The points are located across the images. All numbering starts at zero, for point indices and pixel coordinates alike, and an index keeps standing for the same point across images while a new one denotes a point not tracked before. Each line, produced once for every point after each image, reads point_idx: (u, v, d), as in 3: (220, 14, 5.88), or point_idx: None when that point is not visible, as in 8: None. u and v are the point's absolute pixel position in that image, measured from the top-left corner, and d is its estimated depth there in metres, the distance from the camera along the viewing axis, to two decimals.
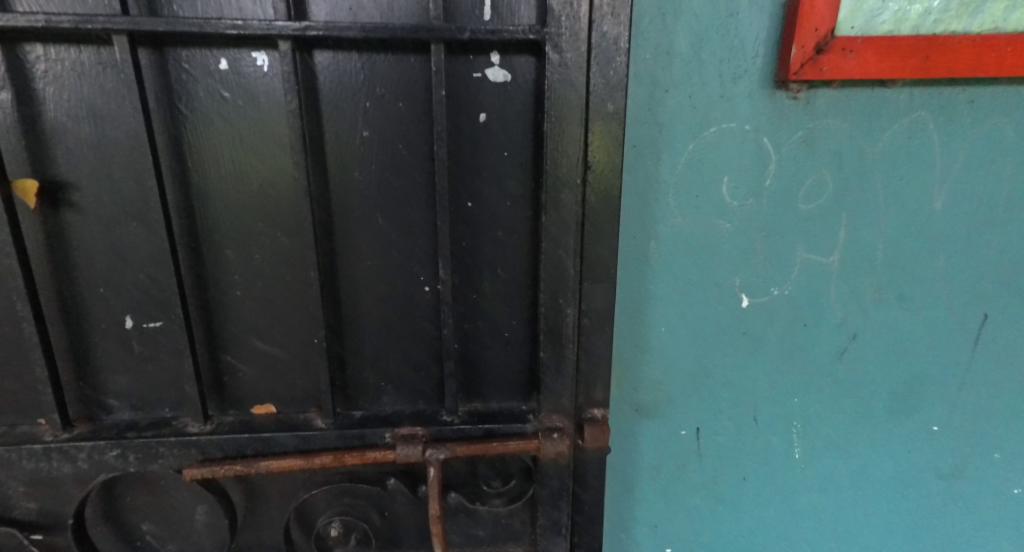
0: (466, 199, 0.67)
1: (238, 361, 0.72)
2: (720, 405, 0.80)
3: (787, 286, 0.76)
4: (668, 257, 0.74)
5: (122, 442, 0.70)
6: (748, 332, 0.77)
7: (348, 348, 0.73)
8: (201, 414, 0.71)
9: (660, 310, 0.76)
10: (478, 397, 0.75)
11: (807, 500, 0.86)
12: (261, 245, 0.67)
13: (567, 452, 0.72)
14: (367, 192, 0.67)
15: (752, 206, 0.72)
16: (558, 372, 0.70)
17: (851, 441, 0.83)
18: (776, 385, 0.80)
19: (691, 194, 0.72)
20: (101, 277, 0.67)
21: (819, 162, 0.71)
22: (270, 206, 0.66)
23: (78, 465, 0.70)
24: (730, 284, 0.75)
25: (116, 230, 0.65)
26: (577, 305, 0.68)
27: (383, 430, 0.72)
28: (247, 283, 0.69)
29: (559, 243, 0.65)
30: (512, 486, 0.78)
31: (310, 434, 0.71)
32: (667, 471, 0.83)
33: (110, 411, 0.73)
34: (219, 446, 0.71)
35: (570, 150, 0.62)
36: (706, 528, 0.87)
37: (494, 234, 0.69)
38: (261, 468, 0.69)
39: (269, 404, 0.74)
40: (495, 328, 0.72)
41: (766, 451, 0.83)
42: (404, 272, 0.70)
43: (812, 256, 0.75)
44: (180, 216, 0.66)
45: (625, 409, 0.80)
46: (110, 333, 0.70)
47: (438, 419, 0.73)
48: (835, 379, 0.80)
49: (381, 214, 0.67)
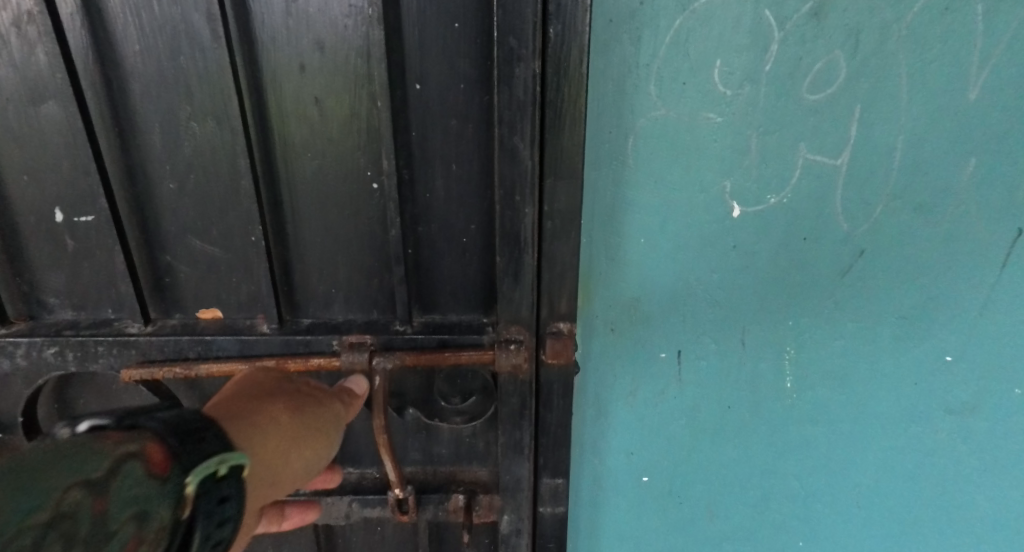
0: (413, 81, 0.59)
1: (177, 261, 0.68)
2: (704, 326, 0.73)
3: (786, 193, 0.66)
4: (647, 156, 0.65)
5: (59, 340, 0.67)
6: (739, 245, 0.69)
7: (292, 250, 0.67)
8: (141, 315, 0.68)
9: (638, 218, 0.67)
10: (436, 308, 0.71)
11: (796, 432, 0.79)
12: (188, 132, 0.61)
13: (525, 367, 0.67)
14: (300, 71, 0.59)
15: (748, 96, 0.62)
16: (515, 280, 0.65)
17: (850, 370, 0.75)
18: (768, 306, 0.72)
19: (676, 81, 0.62)
20: (24, 164, 0.62)
21: (831, 40, 0.60)
22: (193, 86, 0.59)
23: (17, 362, 0.68)
24: (719, 189, 0.66)
25: (32, 111, 0.60)
26: (536, 205, 0.62)
27: (330, 337, 0.67)
28: (178, 174, 0.63)
29: (517, 131, 0.59)
30: (473, 405, 0.72)
31: (252, 339, 0.67)
32: (644, 396, 0.77)
33: (52, 311, 0.70)
34: (158, 348, 0.67)
35: (524, 17, 0.54)
36: (685, 458, 0.82)
37: (446, 123, 0.61)
38: (200, 371, 0.66)
39: (214, 308, 0.70)
40: (452, 232, 0.66)
41: (753, 377, 0.76)
42: (347, 166, 0.63)
43: (816, 157, 0.65)
44: (97, 94, 0.59)
45: (599, 328, 0.73)
46: (41, 227, 0.65)
47: (391, 328, 0.69)
48: (836, 302, 0.72)
49: (318, 97, 0.60)
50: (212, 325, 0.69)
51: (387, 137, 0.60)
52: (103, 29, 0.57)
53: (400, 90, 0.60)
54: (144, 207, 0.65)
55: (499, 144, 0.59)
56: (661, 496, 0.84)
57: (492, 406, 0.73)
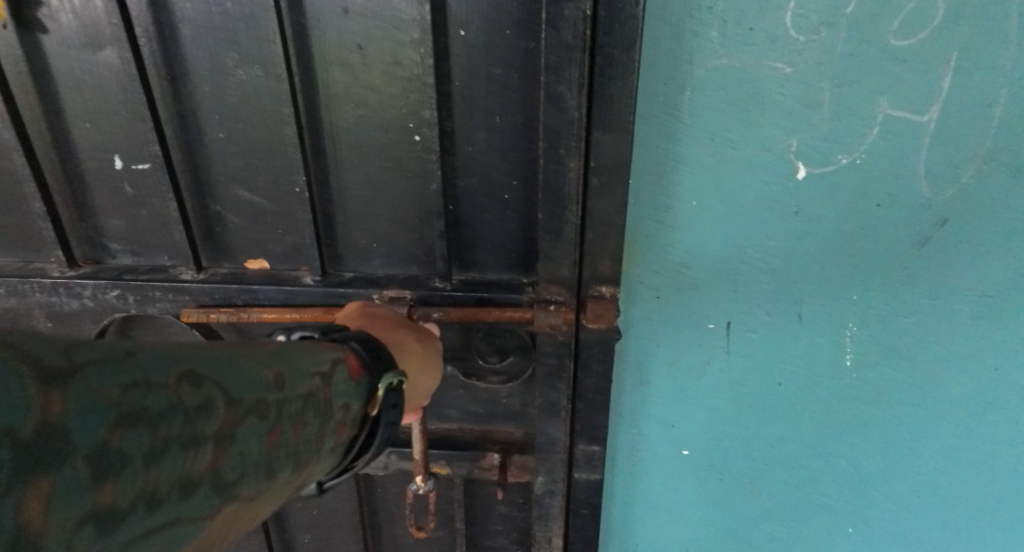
0: (456, 27, 0.57)
1: (225, 211, 0.69)
2: (757, 295, 0.69)
3: (859, 153, 0.61)
4: (703, 111, 0.60)
5: (120, 283, 0.70)
6: (800, 210, 0.64)
7: (335, 203, 0.67)
8: (193, 262, 0.70)
9: (691, 177, 0.64)
10: (474, 266, 0.70)
11: (850, 413, 0.75)
12: (235, 79, 0.61)
13: (565, 327, 0.68)
14: (343, 15, 0.57)
15: (823, 44, 0.56)
16: (557, 237, 0.64)
17: (919, 350, 0.69)
18: (830, 276, 0.67)
19: (741, 26, 0.56)
20: (85, 110, 0.64)
21: None
22: (238, 31, 0.58)
23: (84, 302, 0.71)
24: (782, 148, 0.61)
25: (90, 57, 0.61)
26: (581, 160, 0.60)
27: (370, 291, 0.68)
28: (226, 122, 0.63)
29: (564, 79, 0.57)
30: (511, 364, 0.74)
31: (295, 289, 0.68)
32: (686, 367, 0.74)
33: (114, 255, 0.73)
34: (209, 294, 0.69)
35: None
36: (729, 432, 0.78)
37: (490, 72, 0.59)
38: (252, 316, 0.67)
39: (260, 258, 0.71)
40: (493, 188, 0.64)
41: (807, 352, 0.72)
42: (389, 117, 0.61)
43: (897, 112, 0.58)
44: (150, 40, 0.60)
45: (642, 294, 0.71)
46: (101, 173, 0.68)
47: (430, 284, 0.68)
48: (908, 275, 0.66)
49: (360, 44, 0.58)
50: (257, 276, 0.70)
51: (429, 88, 0.58)
52: None
53: (443, 38, 0.57)
54: (195, 156, 0.66)
55: (544, 93, 0.58)
56: (701, 470, 0.82)
57: (530, 367, 0.74)
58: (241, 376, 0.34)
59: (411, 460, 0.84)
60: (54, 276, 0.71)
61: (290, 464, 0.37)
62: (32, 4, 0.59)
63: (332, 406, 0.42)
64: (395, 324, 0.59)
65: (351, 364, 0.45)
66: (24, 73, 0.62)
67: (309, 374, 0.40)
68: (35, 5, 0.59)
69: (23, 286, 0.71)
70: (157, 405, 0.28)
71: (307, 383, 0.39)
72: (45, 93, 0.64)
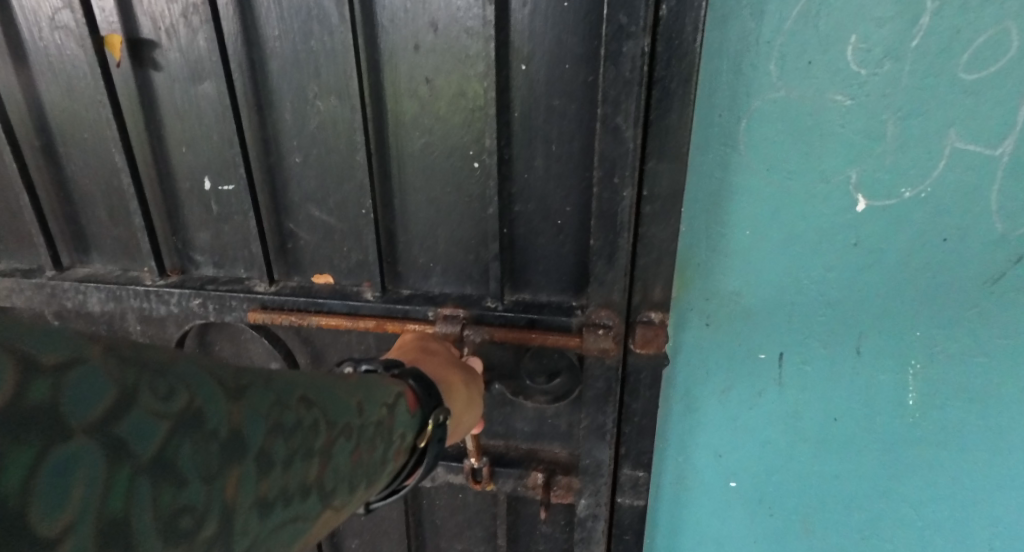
0: (519, 60, 0.60)
1: (298, 229, 0.74)
2: (813, 327, 0.68)
3: (925, 186, 0.59)
4: (761, 142, 0.61)
5: (203, 292, 0.76)
6: (861, 242, 0.63)
7: (397, 223, 0.71)
8: (266, 275, 0.75)
9: (746, 207, 0.64)
10: (527, 288, 0.71)
11: (913, 455, 0.72)
12: (314, 109, 0.66)
13: (614, 351, 0.68)
14: (414, 51, 0.61)
15: (888, 76, 0.56)
16: (609, 263, 0.65)
17: (990, 392, 0.66)
18: (892, 311, 0.65)
19: (801, 59, 0.57)
20: (182, 136, 0.71)
21: (1002, 9, 0.51)
22: (320, 65, 0.63)
23: (170, 308, 0.78)
24: (843, 179, 0.61)
25: (190, 89, 0.68)
26: (636, 188, 0.61)
27: (426, 307, 0.71)
28: (304, 147, 0.69)
29: (621, 110, 0.58)
30: (558, 385, 0.76)
31: (358, 302, 0.72)
32: (738, 397, 0.73)
33: (197, 266, 0.79)
34: (279, 304, 0.74)
35: None
36: (781, 467, 0.77)
37: (550, 103, 0.61)
38: (312, 322, 0.72)
39: (327, 273, 0.75)
40: (548, 213, 0.67)
41: (867, 388, 0.70)
42: (451, 144, 0.65)
43: (967, 145, 0.56)
44: (242, 74, 0.66)
45: (694, 321, 0.71)
46: (193, 192, 0.74)
47: (483, 304, 0.71)
48: (978, 313, 0.63)
49: (428, 77, 0.62)
50: (324, 289, 0.75)
51: (490, 117, 0.61)
52: (250, 13, 0.63)
53: (505, 72, 0.61)
54: (275, 178, 0.71)
55: (602, 123, 0.59)
56: (751, 504, 0.80)
57: (577, 389, 0.75)
58: (336, 400, 0.39)
59: (459, 474, 0.85)
60: (146, 283, 0.78)
61: (364, 486, 0.41)
62: (145, 42, 0.66)
63: (397, 434, 0.45)
64: (453, 363, 0.63)
65: (411, 396, 0.49)
66: (133, 102, 0.70)
67: (382, 404, 0.44)
68: (148, 42, 0.66)
69: (120, 291, 0.78)
70: (284, 425, 0.33)
71: (383, 410, 0.43)
72: (150, 120, 0.71)
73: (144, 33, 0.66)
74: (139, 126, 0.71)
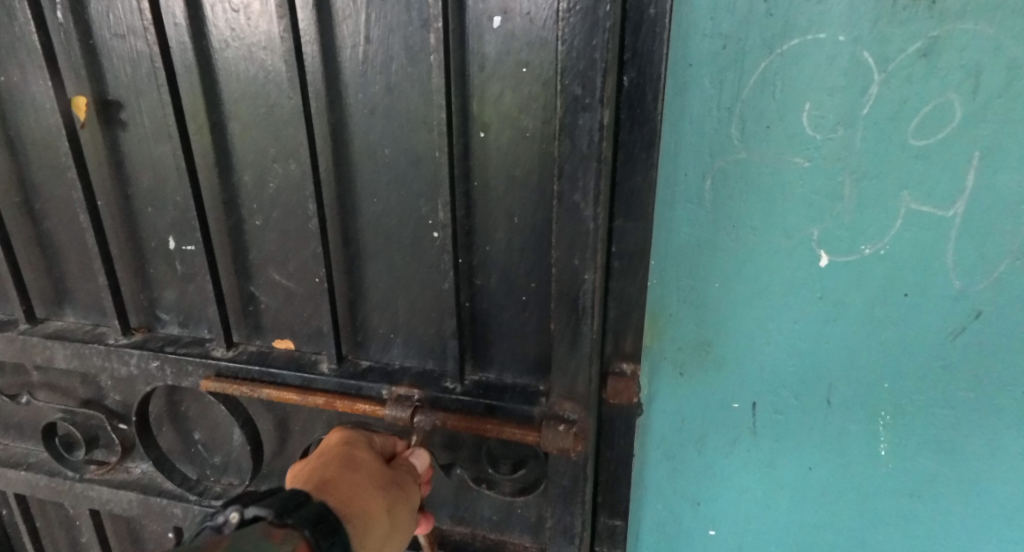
0: (477, 128, 0.64)
1: (259, 292, 0.79)
2: (783, 378, 0.69)
3: (884, 243, 0.61)
4: (726, 198, 0.63)
5: (160, 354, 0.81)
6: (826, 296, 0.64)
7: (365, 284, 0.75)
8: (224, 340, 0.80)
9: (714, 261, 0.66)
10: (491, 365, 0.75)
11: (891, 504, 0.72)
12: (274, 173, 0.72)
13: (575, 450, 0.67)
14: (370, 115, 0.67)
15: (842, 139, 0.58)
16: (572, 348, 0.66)
17: (962, 444, 0.67)
18: (859, 363, 0.67)
19: (761, 123, 0.59)
20: (150, 193, 0.77)
21: (945, 80, 0.54)
22: (282, 131, 0.69)
23: (129, 367, 0.83)
24: (805, 235, 0.62)
25: (154, 150, 0.74)
26: (597, 271, 0.63)
27: (380, 385, 0.75)
28: (262, 210, 0.74)
29: (579, 187, 0.60)
30: (523, 475, 0.80)
31: (311, 376, 0.76)
32: (715, 445, 0.74)
33: (163, 324, 0.85)
34: (234, 370, 0.79)
35: (583, 55, 0.55)
36: (760, 515, 0.77)
37: (512, 173, 0.65)
38: (262, 395, 0.76)
39: (288, 339, 0.81)
40: (512, 289, 0.70)
41: (840, 438, 0.70)
42: (411, 211, 0.69)
43: (921, 206, 0.58)
44: (200, 138, 0.72)
45: (668, 370, 0.72)
46: (159, 250, 0.80)
47: (441, 384, 0.74)
48: (944, 366, 0.64)
49: (387, 144, 0.67)
50: (281, 358, 0.80)
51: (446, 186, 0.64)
52: (212, 80, 0.69)
53: (464, 139, 0.65)
54: (240, 239, 0.77)
55: (559, 200, 0.61)
56: None
57: (542, 480, 0.79)
58: None
59: None
60: (108, 342, 0.83)
61: None
62: (122, 107, 0.74)
63: None
64: (377, 483, 0.68)
65: None
66: (104, 163, 0.77)
67: None
68: (119, 106, 0.74)
69: (84, 348, 0.84)
70: None
71: None
72: (120, 178, 0.77)
73: (116, 99, 0.73)
74: (107, 183, 0.78)
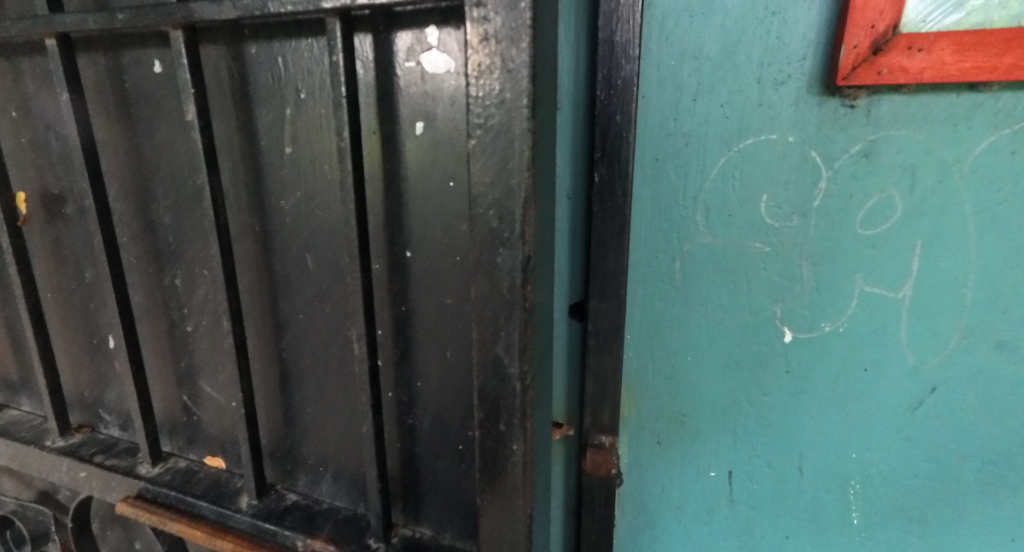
0: (402, 248, 0.62)
1: (192, 401, 0.81)
2: (755, 448, 0.72)
3: (842, 321, 0.65)
4: (694, 278, 0.67)
5: (89, 463, 0.83)
6: (792, 370, 0.68)
7: (295, 396, 0.74)
8: (150, 456, 0.81)
9: (685, 336, 0.70)
10: (421, 511, 0.71)
11: None
12: (202, 274, 0.73)
13: None
14: (294, 214, 0.66)
15: (797, 227, 0.63)
16: (501, 522, 0.59)
17: (931, 512, 0.69)
18: (827, 435, 0.69)
19: (723, 210, 0.64)
20: (89, 285, 0.82)
21: (884, 178, 0.59)
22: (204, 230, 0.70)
23: (62, 472, 0.85)
24: (769, 313, 0.66)
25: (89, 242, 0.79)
26: (523, 442, 0.55)
27: (295, 533, 0.71)
28: (193, 314, 0.76)
29: (501, 338, 0.53)
30: None
31: (226, 511, 0.74)
32: (694, 511, 0.76)
33: (106, 424, 0.89)
34: (150, 490, 0.79)
35: (497, 183, 0.50)
36: None
37: (443, 299, 0.62)
38: (171, 526, 0.75)
39: (218, 458, 0.82)
40: (447, 435, 0.67)
41: (813, 507, 0.72)
42: (335, 329, 0.69)
43: (873, 288, 0.63)
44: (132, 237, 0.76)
45: (646, 438, 0.75)
46: (101, 345, 0.84)
47: (364, 540, 0.70)
48: (906, 437, 0.67)
49: (308, 249, 0.67)
50: (205, 481, 0.79)
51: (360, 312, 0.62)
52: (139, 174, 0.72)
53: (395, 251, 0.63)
54: (176, 344, 0.79)
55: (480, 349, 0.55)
56: None
57: None
58: None
59: None
60: (45, 444, 0.86)
61: None
62: (65, 202, 0.78)
63: None
64: None
65: None
66: (48, 254, 0.82)
67: None
68: (61, 199, 0.78)
69: (23, 447, 0.87)
70: None
71: None
72: (65, 265, 0.82)
73: (59, 192, 0.78)
74: (53, 270, 0.83)
